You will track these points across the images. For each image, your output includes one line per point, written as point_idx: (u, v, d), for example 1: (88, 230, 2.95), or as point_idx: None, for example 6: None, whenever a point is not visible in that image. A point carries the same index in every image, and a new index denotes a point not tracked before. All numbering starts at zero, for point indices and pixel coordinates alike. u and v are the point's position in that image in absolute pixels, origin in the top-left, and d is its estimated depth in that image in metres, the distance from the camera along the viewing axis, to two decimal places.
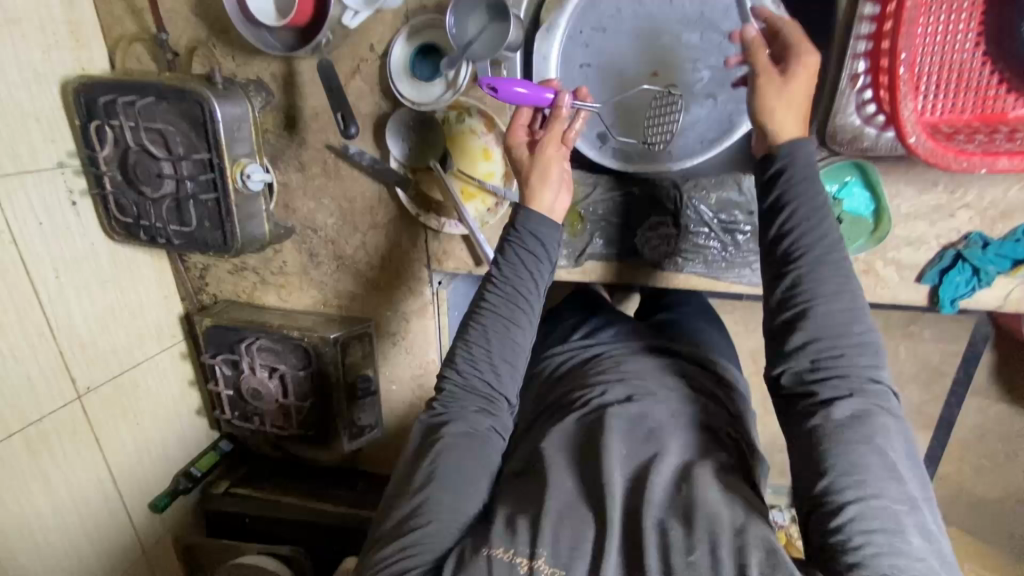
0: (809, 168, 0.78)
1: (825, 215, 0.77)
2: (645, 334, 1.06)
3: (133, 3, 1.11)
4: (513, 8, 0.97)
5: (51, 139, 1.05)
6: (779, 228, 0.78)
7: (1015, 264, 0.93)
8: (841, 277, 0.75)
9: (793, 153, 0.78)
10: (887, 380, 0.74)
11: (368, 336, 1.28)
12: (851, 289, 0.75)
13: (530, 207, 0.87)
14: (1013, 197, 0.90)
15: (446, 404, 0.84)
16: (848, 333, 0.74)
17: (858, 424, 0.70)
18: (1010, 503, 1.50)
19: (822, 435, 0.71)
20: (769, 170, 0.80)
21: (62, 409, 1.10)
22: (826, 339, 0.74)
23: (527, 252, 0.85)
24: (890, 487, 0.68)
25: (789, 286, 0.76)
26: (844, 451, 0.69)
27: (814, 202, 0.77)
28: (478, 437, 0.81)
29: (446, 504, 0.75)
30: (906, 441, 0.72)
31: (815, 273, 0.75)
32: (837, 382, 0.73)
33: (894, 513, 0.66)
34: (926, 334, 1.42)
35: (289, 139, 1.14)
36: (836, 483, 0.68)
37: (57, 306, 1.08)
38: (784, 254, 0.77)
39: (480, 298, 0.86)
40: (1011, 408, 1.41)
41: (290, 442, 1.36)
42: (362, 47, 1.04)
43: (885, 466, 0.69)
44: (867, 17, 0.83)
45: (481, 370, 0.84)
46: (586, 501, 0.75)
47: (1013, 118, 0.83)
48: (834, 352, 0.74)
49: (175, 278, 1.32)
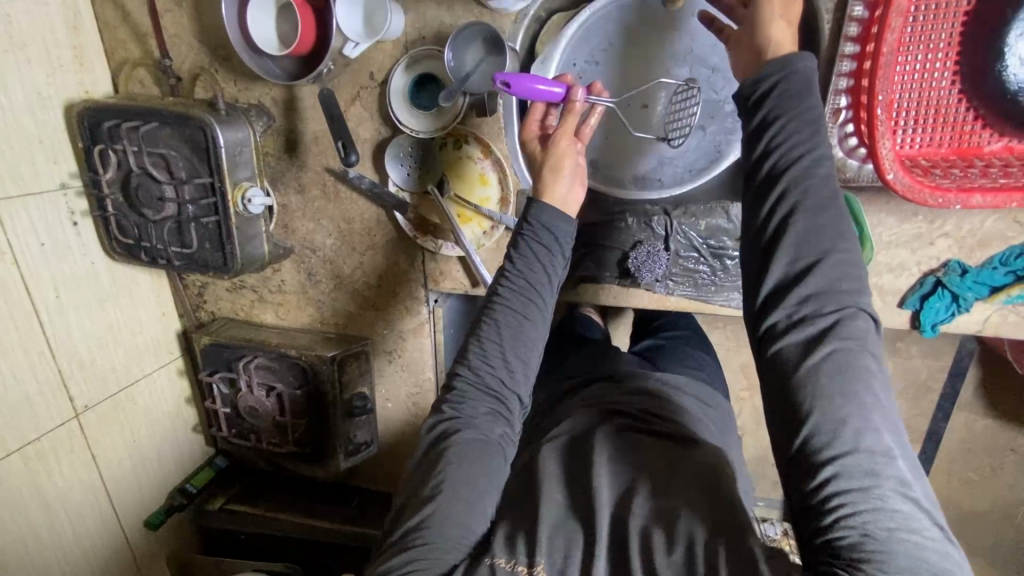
0: (801, 82, 0.72)
1: (816, 132, 0.71)
2: (627, 360, 1.09)
3: (138, 29, 1.13)
4: (509, 41, 1.00)
5: (54, 160, 1.07)
6: (763, 151, 0.72)
7: (992, 291, 0.96)
8: (827, 198, 0.70)
9: (786, 70, 0.72)
10: (870, 311, 0.69)
11: (366, 354, 1.30)
12: (836, 210, 0.69)
13: (548, 202, 0.88)
14: (989, 227, 0.94)
15: (457, 405, 0.83)
16: (831, 255, 0.69)
17: (839, 367, 0.66)
18: (998, 516, 1.52)
19: (797, 376, 0.67)
20: (755, 94, 0.73)
21: (58, 427, 1.11)
22: (806, 255, 0.69)
23: (541, 245, 0.87)
24: (869, 434, 0.64)
25: (772, 212, 0.71)
26: (826, 397, 0.65)
27: (805, 117, 0.71)
28: (492, 438, 0.81)
29: (457, 517, 0.74)
30: (886, 385, 0.67)
31: (801, 192, 0.70)
32: (821, 312, 0.68)
33: (873, 466, 0.63)
34: (913, 350, 1.45)
35: (289, 162, 1.17)
36: (815, 436, 0.64)
37: (57, 324, 1.09)
38: (768, 180, 0.71)
39: (494, 295, 0.86)
40: (997, 422, 1.45)
41: (285, 460, 1.36)
42: (362, 75, 1.07)
43: (864, 416, 0.64)
44: (848, 55, 0.87)
45: (493, 367, 0.84)
46: (575, 512, 0.77)
47: (988, 152, 0.87)
48: (818, 279, 0.68)
49: (174, 296, 1.33)
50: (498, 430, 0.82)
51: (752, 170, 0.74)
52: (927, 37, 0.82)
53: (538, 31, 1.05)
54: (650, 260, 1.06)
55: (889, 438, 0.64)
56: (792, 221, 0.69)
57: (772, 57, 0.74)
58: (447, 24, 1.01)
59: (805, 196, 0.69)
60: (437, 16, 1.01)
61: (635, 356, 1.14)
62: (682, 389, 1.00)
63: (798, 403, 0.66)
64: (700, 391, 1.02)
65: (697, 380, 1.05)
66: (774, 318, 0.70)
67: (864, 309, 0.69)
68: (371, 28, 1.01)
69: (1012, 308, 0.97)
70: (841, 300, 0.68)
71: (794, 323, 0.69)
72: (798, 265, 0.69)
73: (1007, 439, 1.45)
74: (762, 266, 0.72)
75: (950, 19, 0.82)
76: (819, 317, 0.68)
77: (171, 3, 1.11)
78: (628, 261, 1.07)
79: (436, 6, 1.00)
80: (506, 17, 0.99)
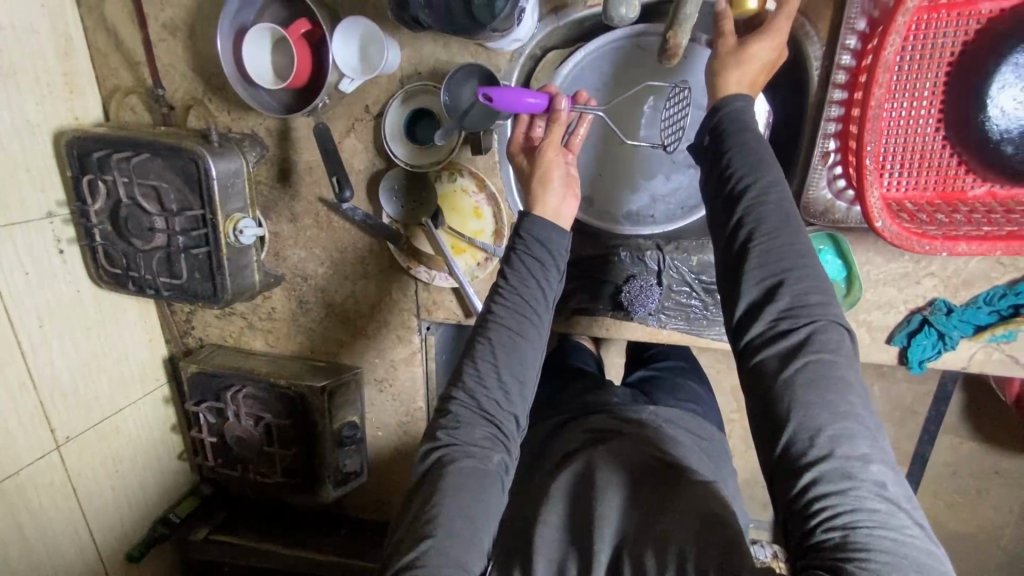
0: (749, 127, 0.76)
1: (771, 160, 0.74)
2: (624, 396, 1.05)
3: (131, 57, 1.13)
4: (504, 79, 1.02)
5: (41, 189, 1.05)
6: (724, 172, 0.75)
7: (977, 329, 0.98)
8: (787, 217, 0.71)
9: (732, 110, 0.77)
10: (843, 323, 0.69)
11: (356, 382, 1.28)
12: (797, 225, 0.71)
13: (543, 216, 0.86)
14: (973, 268, 0.95)
15: (452, 432, 0.79)
16: (795, 271, 0.70)
17: (813, 374, 0.65)
18: (986, 541, 1.53)
19: (773, 387, 0.67)
20: (711, 126, 0.78)
21: (39, 460, 1.08)
22: (772, 272, 0.70)
23: (534, 260, 0.84)
24: (844, 438, 0.63)
25: (737, 228, 0.72)
26: (801, 404, 0.65)
27: (756, 152, 0.74)
28: (488, 465, 0.78)
29: (452, 556, 0.70)
30: (864, 394, 0.67)
31: (760, 214, 0.71)
32: (792, 321, 0.68)
33: (849, 469, 0.62)
34: (898, 374, 1.47)
35: (282, 191, 1.16)
36: (794, 441, 0.65)
37: (39, 354, 1.07)
38: (732, 196, 0.73)
39: (488, 314, 0.83)
40: (981, 446, 1.46)
41: (271, 490, 1.33)
42: (358, 107, 1.07)
43: (840, 423, 0.64)
44: (836, 101, 0.89)
45: (488, 388, 0.81)
46: (570, 545, 0.77)
47: (971, 197, 0.89)
48: (787, 290, 0.69)
49: (161, 322, 1.31)
50: (495, 457, 0.79)
51: (720, 190, 0.75)
52: (912, 86, 0.85)
53: (532, 68, 1.08)
54: (643, 294, 1.06)
55: (864, 442, 0.64)
56: (755, 240, 0.71)
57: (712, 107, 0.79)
58: (443, 61, 1.02)
59: (764, 218, 0.71)
60: (433, 52, 1.02)
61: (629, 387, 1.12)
62: (675, 423, 0.97)
63: (778, 414, 0.66)
64: (692, 424, 0.99)
65: (688, 412, 1.03)
66: (750, 334, 0.70)
67: (837, 322, 0.69)
68: (367, 62, 1.01)
69: (997, 345, 0.99)
70: (812, 313, 0.68)
71: (768, 337, 0.69)
72: (767, 283, 0.70)
73: (992, 462, 1.47)
74: (733, 283, 0.72)
75: (934, 69, 0.84)
76: (792, 328, 0.68)
77: (166, 33, 1.11)
78: (621, 293, 1.08)
79: (432, 43, 1.01)
80: (501, 55, 1.00)
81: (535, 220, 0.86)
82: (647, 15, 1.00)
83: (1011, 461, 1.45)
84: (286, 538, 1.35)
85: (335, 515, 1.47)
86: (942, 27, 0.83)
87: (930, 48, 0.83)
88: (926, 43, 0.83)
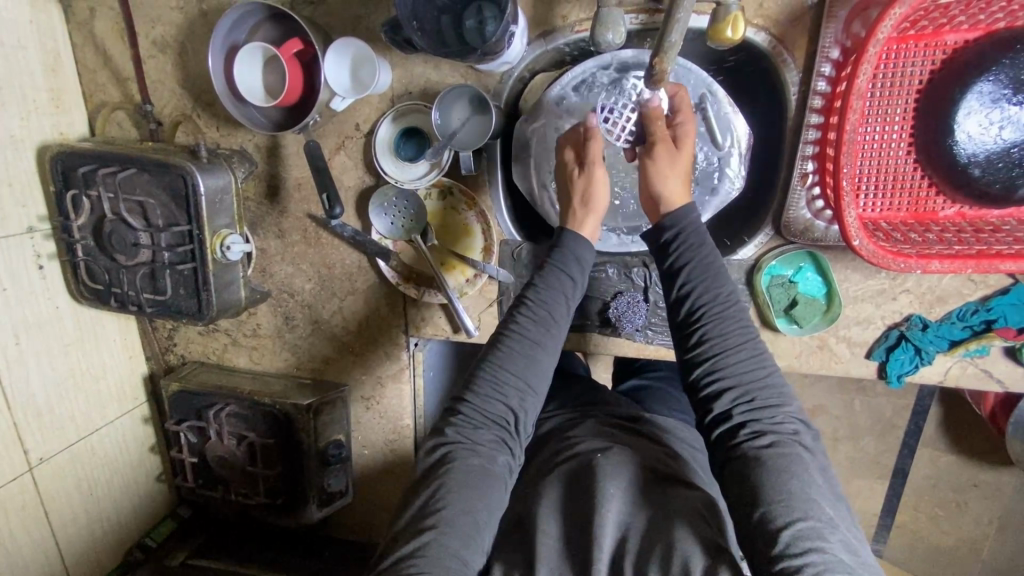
0: (694, 233, 0.86)
1: (718, 271, 0.84)
2: (621, 404, 1.07)
3: (120, 73, 1.13)
4: (494, 99, 1.04)
5: (22, 203, 1.03)
6: (678, 289, 0.84)
7: (952, 344, 1.01)
8: (739, 323, 0.81)
9: (687, 219, 0.86)
10: (798, 414, 0.77)
11: (342, 400, 1.26)
12: (749, 334, 0.80)
13: (577, 232, 0.91)
14: (946, 284, 0.99)
15: (462, 428, 0.79)
16: (748, 378, 0.78)
17: (779, 459, 0.71)
18: (968, 556, 1.54)
19: (748, 462, 0.72)
20: (662, 238, 0.87)
21: (11, 483, 1.04)
22: (730, 381, 0.78)
23: (569, 275, 0.87)
24: (813, 506, 0.68)
25: (695, 342, 0.81)
26: (773, 479, 0.69)
27: (704, 259, 0.84)
28: (494, 466, 0.78)
29: (452, 549, 0.70)
30: (827, 475, 0.72)
31: (716, 325, 0.80)
32: (755, 424, 0.75)
33: (821, 532, 0.66)
34: (877, 388, 1.53)
35: (270, 207, 1.16)
36: (768, 509, 0.68)
37: (14, 372, 1.04)
38: (687, 313, 0.83)
39: (512, 319, 0.84)
40: (958, 458, 1.50)
41: (254, 512, 1.29)
42: (348, 126, 1.08)
43: (807, 489, 0.69)
44: (813, 125, 0.93)
45: (505, 393, 0.81)
46: (570, 553, 0.75)
47: (943, 217, 0.93)
48: (745, 396, 0.77)
49: (142, 338, 1.29)
50: (500, 459, 0.79)
51: (675, 308, 0.85)
52: (884, 112, 0.89)
53: (521, 89, 1.10)
54: (631, 311, 1.08)
55: (830, 507, 0.69)
56: (714, 350, 0.80)
57: (665, 213, 0.88)
58: (434, 81, 1.04)
59: (717, 333, 0.80)
60: (423, 73, 1.04)
61: (622, 397, 1.13)
62: (671, 433, 0.97)
63: (753, 484, 0.70)
64: (689, 436, 1.00)
65: (685, 424, 1.04)
66: (723, 434, 0.76)
67: (791, 415, 0.76)
68: (358, 82, 1.03)
69: (971, 360, 1.02)
70: (770, 408, 0.76)
71: (739, 437, 0.75)
72: (724, 392, 0.77)
73: (970, 475, 1.50)
74: (700, 395, 0.80)
75: (904, 95, 0.89)
76: (756, 427, 0.75)
77: (156, 49, 1.11)
78: (608, 310, 1.09)
79: (423, 64, 1.04)
80: (491, 77, 1.03)
81: (570, 236, 0.91)
82: (632, 41, 1.04)
83: (989, 474, 1.48)
84: (266, 562, 1.31)
85: (317, 537, 1.43)
86: (911, 56, 0.88)
87: (899, 76, 0.88)
88: (895, 71, 0.88)
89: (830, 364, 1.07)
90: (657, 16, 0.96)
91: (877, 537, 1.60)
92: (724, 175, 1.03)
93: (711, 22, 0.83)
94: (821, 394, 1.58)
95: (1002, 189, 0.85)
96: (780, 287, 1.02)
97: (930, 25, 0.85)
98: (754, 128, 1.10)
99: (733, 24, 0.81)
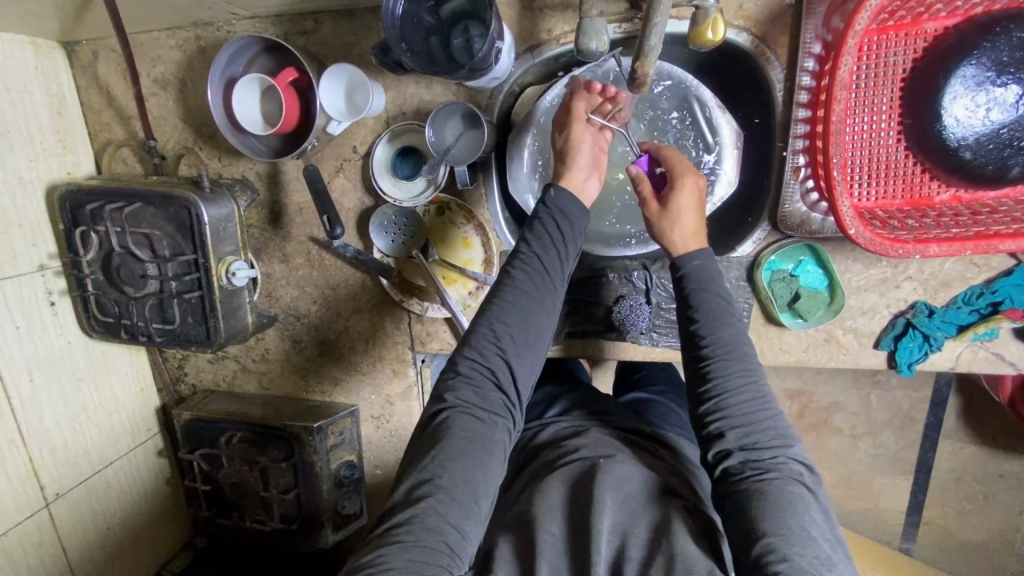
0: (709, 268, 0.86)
1: (727, 307, 0.84)
2: (626, 415, 1.05)
3: (123, 112, 1.17)
4: (487, 114, 1.07)
5: (32, 243, 1.06)
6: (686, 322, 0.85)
7: (960, 329, 1.00)
8: (744, 358, 0.81)
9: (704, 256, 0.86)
10: (804, 458, 0.75)
11: (353, 420, 1.26)
12: (757, 370, 0.81)
13: (578, 201, 0.90)
14: (949, 269, 0.99)
15: (462, 388, 0.80)
16: (756, 416, 0.77)
17: (781, 500, 0.69)
18: (998, 547, 1.51)
19: (748, 495, 0.71)
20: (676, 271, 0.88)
21: (27, 519, 1.04)
22: (737, 417, 0.77)
23: (554, 226, 0.88)
24: (812, 544, 0.66)
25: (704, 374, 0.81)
26: (774, 520, 0.68)
27: (716, 293, 0.85)
28: (495, 431, 0.78)
29: (450, 519, 0.70)
30: (828, 518, 0.71)
31: (724, 358, 0.81)
32: (758, 467, 0.74)
33: (817, 568, 0.64)
34: (891, 382, 1.50)
35: (273, 232, 1.18)
36: (769, 552, 0.65)
37: (28, 410, 1.05)
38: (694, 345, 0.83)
39: (507, 275, 0.85)
40: (982, 450, 1.47)
41: (270, 540, 1.29)
42: (345, 148, 1.11)
43: (807, 527, 0.67)
44: (801, 119, 0.93)
45: (501, 350, 0.81)
46: (571, 552, 0.73)
47: (939, 202, 0.93)
48: (749, 433, 0.76)
49: (153, 370, 1.31)
50: (501, 426, 0.79)
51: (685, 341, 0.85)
52: (869, 102, 0.91)
53: (513, 102, 1.13)
54: (634, 313, 1.08)
55: (827, 546, 0.67)
56: (720, 382, 0.79)
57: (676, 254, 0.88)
58: (427, 101, 1.07)
59: (723, 365, 0.80)
60: (416, 93, 1.07)
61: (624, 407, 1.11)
62: (673, 449, 0.95)
63: (751, 516, 0.69)
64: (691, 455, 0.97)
65: (686, 439, 1.02)
66: (727, 471, 0.75)
67: (797, 460, 0.75)
68: (353, 106, 1.05)
69: (980, 344, 1.01)
70: (773, 448, 0.75)
71: (742, 474, 0.74)
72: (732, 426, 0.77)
73: (995, 465, 1.47)
74: (707, 430, 0.79)
75: (889, 85, 0.90)
76: (760, 464, 0.74)
77: (157, 87, 1.15)
78: (612, 314, 1.09)
79: (415, 85, 1.07)
80: (481, 93, 1.06)
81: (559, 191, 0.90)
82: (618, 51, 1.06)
83: (1014, 463, 1.45)
84: None
85: (334, 562, 1.42)
86: (892, 46, 0.89)
87: (882, 66, 0.90)
88: (878, 61, 0.90)
89: (839, 356, 1.06)
90: (638, 23, 0.98)
91: (905, 535, 1.56)
92: (716, 172, 1.03)
93: (692, 25, 0.84)
94: (835, 390, 1.55)
95: (994, 169, 0.85)
96: (781, 281, 1.03)
97: (908, 15, 0.87)
98: (745, 125, 1.12)
99: (714, 26, 0.82)
